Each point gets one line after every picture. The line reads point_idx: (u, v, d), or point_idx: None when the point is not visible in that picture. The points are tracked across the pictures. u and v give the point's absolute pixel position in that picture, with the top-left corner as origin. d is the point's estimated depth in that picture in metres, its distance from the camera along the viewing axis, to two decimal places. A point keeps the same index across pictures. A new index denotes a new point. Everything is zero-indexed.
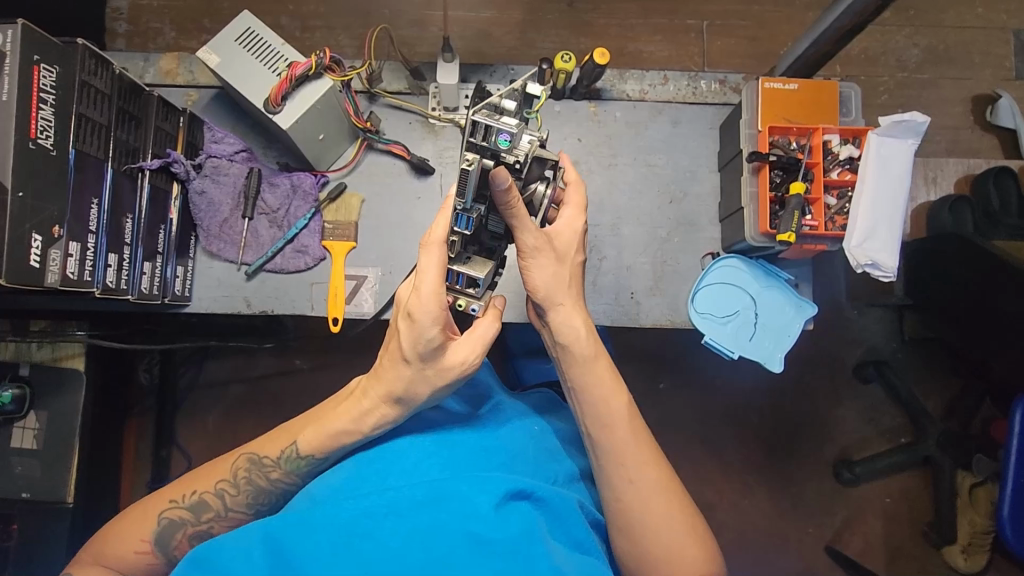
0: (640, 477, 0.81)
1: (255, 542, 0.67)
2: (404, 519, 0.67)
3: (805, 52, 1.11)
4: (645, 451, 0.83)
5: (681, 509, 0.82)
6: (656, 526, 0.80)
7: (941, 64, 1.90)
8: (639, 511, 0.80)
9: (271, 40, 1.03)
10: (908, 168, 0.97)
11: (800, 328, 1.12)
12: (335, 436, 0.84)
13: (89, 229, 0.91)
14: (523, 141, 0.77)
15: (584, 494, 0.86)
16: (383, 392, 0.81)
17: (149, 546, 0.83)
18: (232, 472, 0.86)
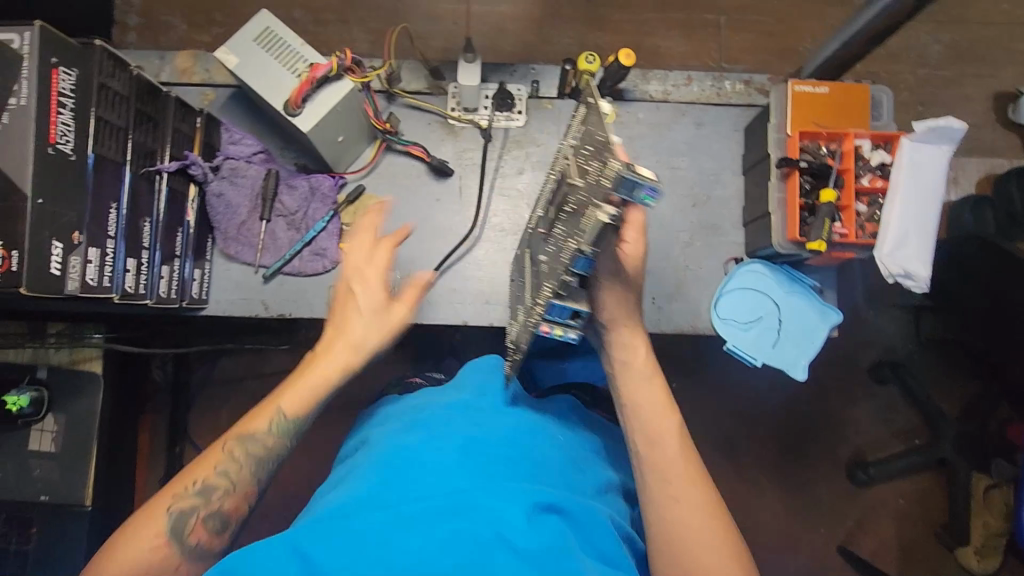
0: (676, 488, 0.81)
1: (278, 550, 0.64)
2: (431, 531, 0.64)
3: (835, 53, 1.08)
4: (686, 464, 0.83)
5: (727, 532, 0.79)
6: (686, 536, 0.78)
7: (964, 61, 1.86)
8: (683, 529, 0.78)
9: (290, 40, 1.02)
10: (941, 174, 0.95)
11: (825, 334, 1.09)
12: (315, 391, 0.90)
13: (108, 234, 0.90)
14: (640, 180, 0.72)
15: (614, 507, 0.82)
16: (351, 349, 0.91)
17: (165, 542, 0.77)
18: (226, 454, 0.85)
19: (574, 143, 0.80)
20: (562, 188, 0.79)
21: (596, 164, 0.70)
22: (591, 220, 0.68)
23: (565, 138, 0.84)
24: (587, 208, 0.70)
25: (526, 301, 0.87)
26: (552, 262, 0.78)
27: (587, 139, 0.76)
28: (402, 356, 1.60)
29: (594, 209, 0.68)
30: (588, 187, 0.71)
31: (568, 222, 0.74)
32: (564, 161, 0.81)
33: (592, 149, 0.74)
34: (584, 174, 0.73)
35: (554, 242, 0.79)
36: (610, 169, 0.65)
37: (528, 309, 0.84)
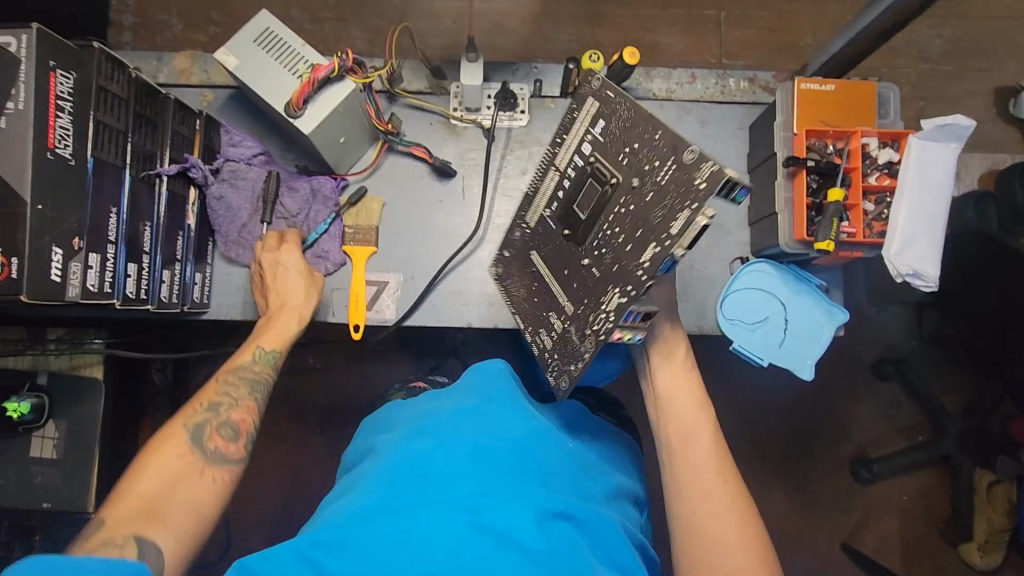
0: (700, 476, 0.85)
1: (288, 560, 0.63)
2: (444, 538, 0.63)
3: (841, 50, 1.07)
4: (711, 454, 0.87)
5: (753, 533, 0.79)
6: (709, 516, 0.80)
7: (966, 56, 1.85)
8: (705, 522, 0.80)
9: (290, 40, 1.00)
10: (950, 172, 0.94)
11: (832, 333, 1.08)
12: (289, 329, 1.03)
13: (109, 239, 0.89)
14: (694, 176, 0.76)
15: (624, 514, 0.81)
16: (294, 316, 1.03)
17: (189, 449, 0.84)
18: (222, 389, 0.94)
19: (615, 142, 0.83)
20: (613, 188, 0.82)
21: (674, 165, 0.75)
22: (684, 219, 0.73)
23: (595, 135, 0.85)
24: (669, 209, 0.75)
25: (579, 309, 0.86)
26: (621, 265, 0.80)
27: (635, 137, 0.80)
28: (404, 357, 1.60)
29: (685, 208, 0.73)
30: (665, 187, 0.75)
31: (641, 222, 0.78)
32: (607, 159, 0.84)
33: (655, 148, 0.78)
34: (652, 173, 0.78)
35: (618, 244, 0.81)
36: (707, 167, 0.71)
37: (589, 317, 0.83)
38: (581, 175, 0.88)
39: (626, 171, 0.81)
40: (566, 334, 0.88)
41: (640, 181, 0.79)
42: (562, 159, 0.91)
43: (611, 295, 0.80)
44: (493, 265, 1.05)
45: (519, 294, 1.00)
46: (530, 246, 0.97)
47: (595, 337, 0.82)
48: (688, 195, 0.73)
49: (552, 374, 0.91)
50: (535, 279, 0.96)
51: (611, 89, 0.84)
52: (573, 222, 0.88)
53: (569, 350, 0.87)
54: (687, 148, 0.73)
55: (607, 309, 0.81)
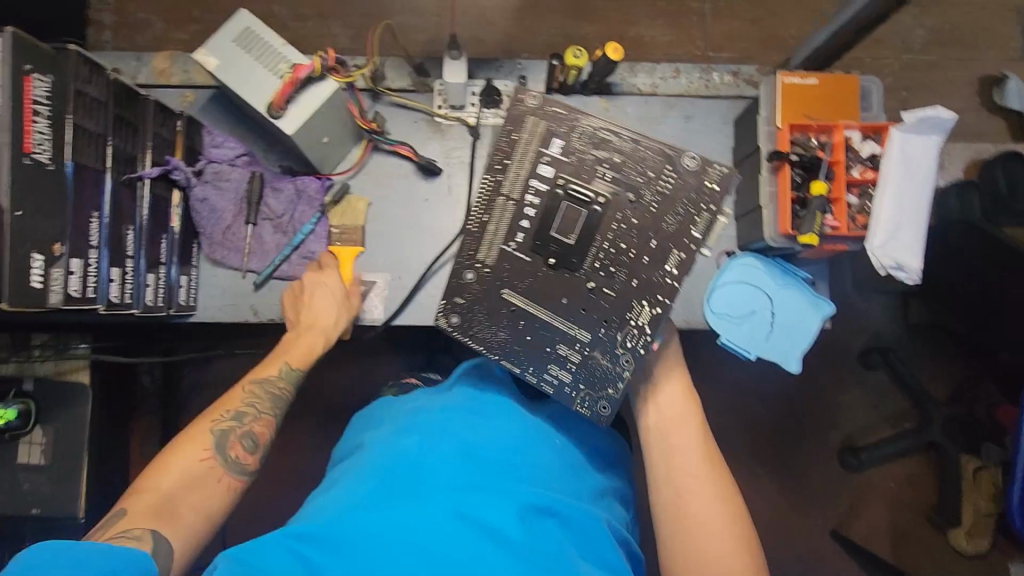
0: (688, 488, 0.82)
1: (271, 550, 0.62)
2: (429, 532, 0.63)
3: (822, 43, 1.07)
4: (702, 463, 0.84)
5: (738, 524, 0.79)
6: (696, 533, 0.78)
7: (948, 45, 1.87)
8: (693, 516, 0.80)
9: (271, 40, 0.99)
10: (932, 165, 0.94)
11: (818, 326, 1.10)
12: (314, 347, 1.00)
13: (90, 243, 0.88)
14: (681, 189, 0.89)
15: (609, 512, 0.82)
16: (322, 335, 1.01)
17: (210, 455, 0.84)
18: (246, 400, 0.93)
19: (585, 162, 0.89)
20: (600, 205, 0.88)
21: (672, 176, 0.88)
22: (704, 221, 0.88)
23: (554, 155, 0.89)
24: (679, 213, 0.88)
25: (603, 333, 0.89)
26: (641, 277, 0.88)
27: (609, 154, 0.89)
28: (393, 355, 1.59)
29: (704, 210, 0.88)
30: (671, 196, 0.88)
31: (652, 230, 0.88)
32: (581, 177, 0.89)
33: (642, 163, 0.88)
34: (644, 186, 0.88)
35: (628, 258, 0.89)
36: (713, 173, 0.88)
37: (618, 335, 0.89)
38: (548, 199, 0.89)
39: (607, 187, 0.89)
40: (592, 360, 0.89)
41: (635, 194, 0.88)
42: (510, 185, 0.89)
43: (640, 308, 0.89)
44: (441, 318, 0.90)
45: (497, 338, 0.90)
46: (501, 284, 0.90)
47: (633, 352, 0.89)
48: (700, 199, 0.88)
49: (581, 407, 0.89)
50: (523, 318, 0.90)
51: (558, 107, 0.90)
52: (558, 246, 0.88)
53: (599, 378, 0.89)
54: (683, 160, 0.88)
55: (638, 322, 0.89)
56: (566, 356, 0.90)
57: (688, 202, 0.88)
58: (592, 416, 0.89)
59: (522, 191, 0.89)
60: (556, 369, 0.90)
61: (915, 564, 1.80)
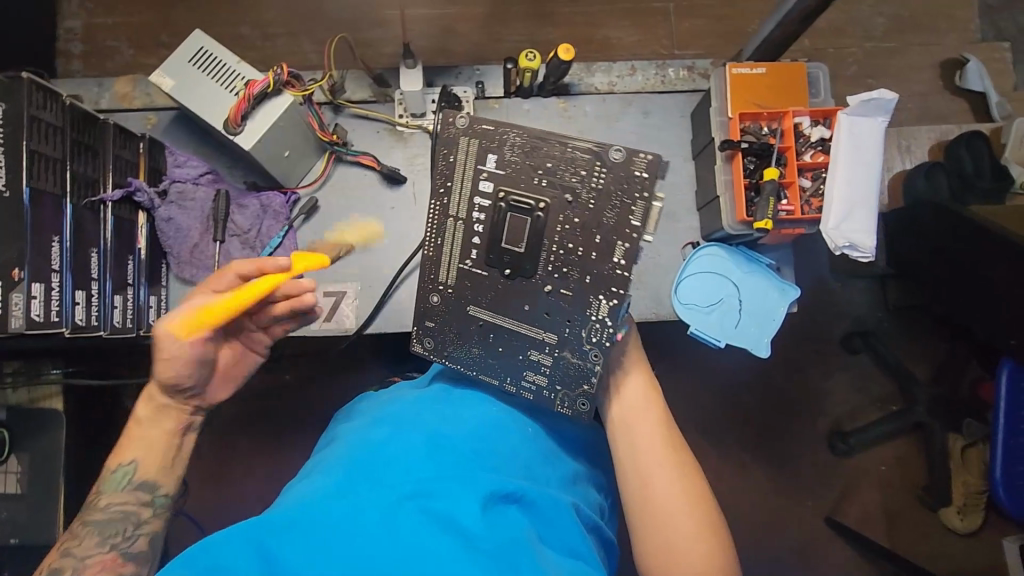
0: (654, 477, 0.82)
1: (233, 539, 0.63)
2: (390, 522, 0.64)
3: (770, 34, 1.09)
4: (667, 452, 0.85)
5: (704, 511, 0.80)
6: (663, 522, 0.79)
7: (908, 31, 1.90)
8: (660, 505, 0.80)
9: (226, 59, 1.01)
10: (880, 147, 0.96)
11: (785, 311, 1.11)
12: (144, 437, 0.89)
13: (52, 267, 0.88)
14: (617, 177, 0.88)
15: (581, 497, 0.83)
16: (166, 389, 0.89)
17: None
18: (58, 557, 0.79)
19: (522, 171, 0.89)
20: (541, 211, 0.88)
21: (604, 172, 0.88)
22: (642, 209, 0.87)
23: (491, 170, 0.89)
24: (617, 205, 0.88)
25: (567, 332, 0.90)
26: (593, 273, 0.89)
27: (541, 160, 0.89)
28: (377, 367, 1.59)
29: (638, 198, 0.87)
30: (606, 190, 0.88)
31: (594, 227, 0.88)
32: (519, 187, 0.89)
33: (573, 164, 0.88)
34: (579, 186, 0.88)
35: (577, 256, 0.89)
36: (640, 160, 0.87)
37: (583, 332, 0.90)
38: (493, 213, 0.89)
39: (545, 192, 0.89)
40: (565, 358, 0.90)
41: (573, 194, 0.88)
42: (456, 207, 0.91)
43: (598, 303, 0.89)
44: (416, 343, 0.93)
45: (472, 355, 0.92)
46: (466, 300, 0.92)
47: (599, 346, 0.89)
48: (633, 189, 0.88)
49: (562, 406, 0.90)
50: (492, 331, 0.92)
51: (486, 124, 0.90)
52: (511, 257, 0.89)
53: (574, 378, 0.90)
54: (609, 153, 0.87)
55: (599, 316, 0.89)
56: (540, 360, 0.91)
57: (623, 193, 0.88)
58: (575, 414, 0.90)
59: (467, 212, 0.90)
60: (533, 375, 0.91)
61: (909, 546, 1.81)
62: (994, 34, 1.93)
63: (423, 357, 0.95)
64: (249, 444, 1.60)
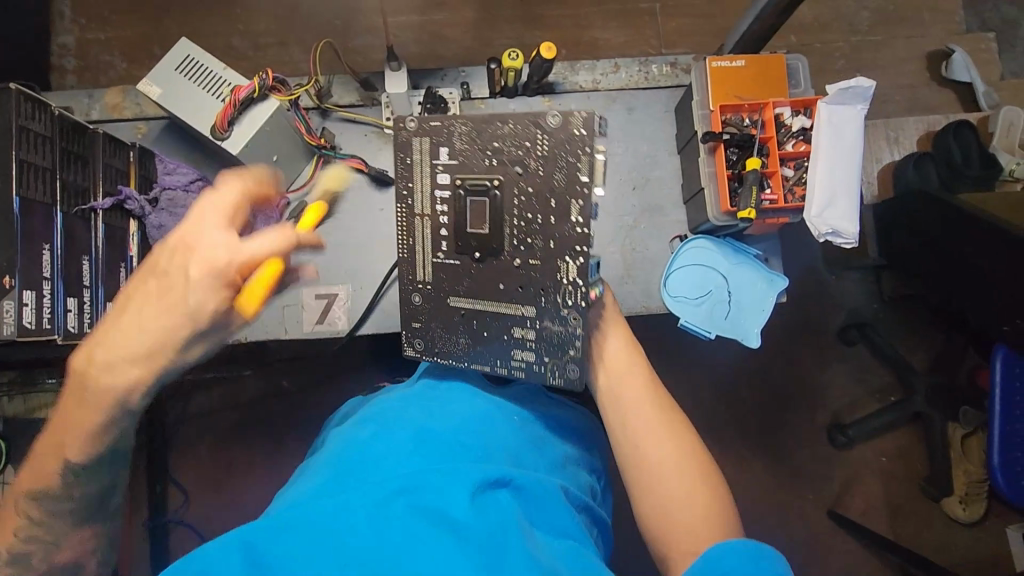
0: (644, 439, 0.84)
1: (223, 545, 0.62)
2: (379, 516, 0.64)
3: (749, 28, 1.11)
4: (654, 412, 0.86)
5: (697, 461, 0.81)
6: (655, 486, 0.79)
7: (893, 25, 1.92)
8: (652, 462, 0.81)
9: (211, 65, 1.03)
10: (860, 133, 0.97)
11: (774, 301, 1.11)
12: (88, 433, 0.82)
13: (44, 276, 0.89)
14: (558, 134, 0.84)
15: (572, 480, 0.83)
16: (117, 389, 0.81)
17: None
18: (20, 517, 0.86)
19: (472, 156, 0.88)
20: (497, 188, 0.87)
21: (546, 135, 0.85)
22: (588, 163, 0.84)
23: (445, 163, 0.90)
24: (565, 165, 0.85)
25: (543, 303, 0.89)
26: (556, 237, 0.87)
27: (488, 141, 0.87)
28: (375, 371, 1.60)
29: (583, 154, 0.84)
30: (552, 153, 0.85)
31: (547, 191, 0.86)
32: (472, 172, 0.89)
33: (515, 137, 0.86)
34: (527, 156, 0.86)
35: (538, 224, 0.87)
36: (577, 119, 0.83)
37: (557, 298, 0.88)
38: (454, 202, 0.90)
39: (497, 168, 0.88)
40: (545, 330, 0.90)
41: (521, 166, 0.86)
42: (420, 203, 0.92)
43: (566, 265, 0.87)
44: (407, 346, 0.96)
45: (460, 346, 0.94)
46: (447, 292, 0.94)
47: (576, 308, 0.88)
48: (577, 146, 0.84)
49: (554, 378, 0.91)
50: (474, 318, 0.93)
51: (432, 120, 0.89)
52: (477, 240, 0.90)
53: (558, 342, 0.89)
54: (546, 117, 0.84)
55: (569, 279, 0.88)
56: (522, 337, 0.91)
57: (567, 152, 0.85)
58: (567, 382, 0.90)
59: (432, 207, 0.92)
60: (522, 351, 0.92)
61: (913, 536, 1.80)
62: (979, 25, 1.94)
63: (417, 359, 0.98)
64: (251, 452, 1.61)
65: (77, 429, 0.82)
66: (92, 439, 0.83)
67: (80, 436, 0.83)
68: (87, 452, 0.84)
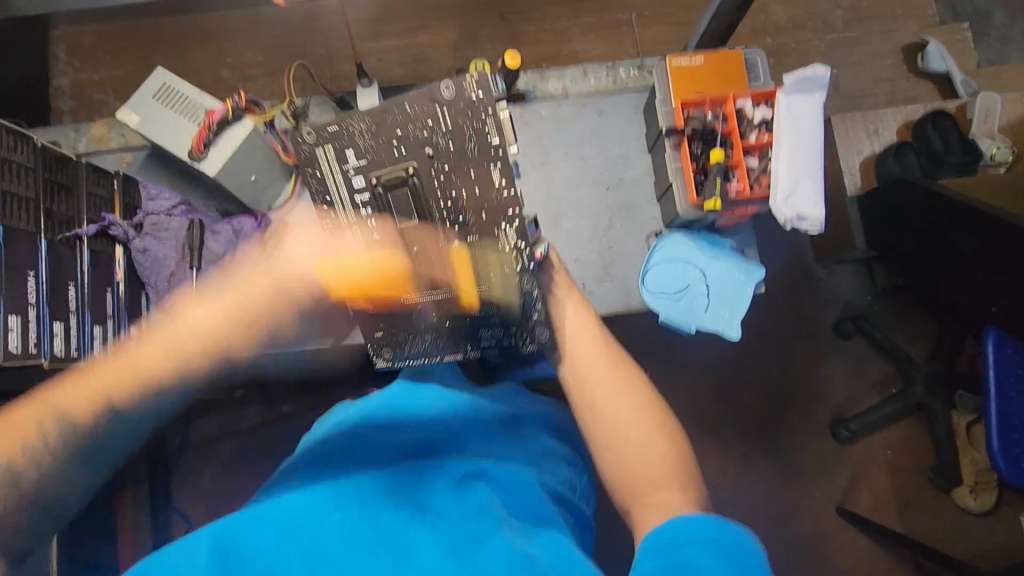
0: (607, 406, 0.84)
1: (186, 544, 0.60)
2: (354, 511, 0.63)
3: (709, 26, 1.14)
4: (613, 373, 0.87)
5: (659, 420, 0.82)
6: (614, 435, 0.81)
7: (867, 21, 1.92)
8: (621, 426, 0.81)
9: (187, 91, 1.10)
10: (819, 121, 1.02)
11: (752, 291, 1.12)
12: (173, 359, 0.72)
13: (29, 301, 0.92)
14: (451, 89, 0.87)
15: (550, 471, 0.82)
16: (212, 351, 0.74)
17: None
18: (38, 434, 0.67)
19: (380, 150, 0.89)
20: (414, 174, 0.89)
21: (446, 108, 0.88)
22: (494, 123, 0.88)
23: (356, 164, 0.89)
24: (472, 129, 0.88)
25: (494, 274, 0.92)
26: (487, 207, 0.91)
27: (392, 130, 0.89)
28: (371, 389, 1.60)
29: (487, 116, 0.88)
30: (458, 126, 0.88)
31: (465, 163, 0.90)
32: (385, 166, 0.89)
33: (417, 118, 0.88)
34: (433, 135, 0.88)
35: (466, 199, 0.91)
36: (470, 84, 0.87)
37: (507, 268, 0.91)
38: (376, 201, 0.89)
39: (407, 155, 0.89)
40: (505, 303, 0.93)
41: (432, 147, 0.89)
42: (343, 215, 0.90)
43: (505, 232, 0.92)
44: (377, 358, 0.97)
45: (427, 343, 0.96)
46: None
47: (527, 271, 0.92)
48: (478, 112, 0.88)
49: (526, 344, 0.96)
50: (433, 313, 0.94)
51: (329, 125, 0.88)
52: (414, 235, 0.91)
53: (518, 314, 0.94)
54: (441, 91, 0.87)
55: (512, 245, 0.92)
56: (426, 303, 0.91)
57: (472, 120, 0.88)
58: (541, 345, 0.95)
59: (357, 214, 0.90)
60: (489, 330, 0.96)
61: (926, 530, 1.75)
62: (952, 17, 1.95)
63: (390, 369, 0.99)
64: (252, 475, 1.62)
65: (146, 371, 0.71)
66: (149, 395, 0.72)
67: (139, 386, 0.71)
68: (142, 401, 0.72)
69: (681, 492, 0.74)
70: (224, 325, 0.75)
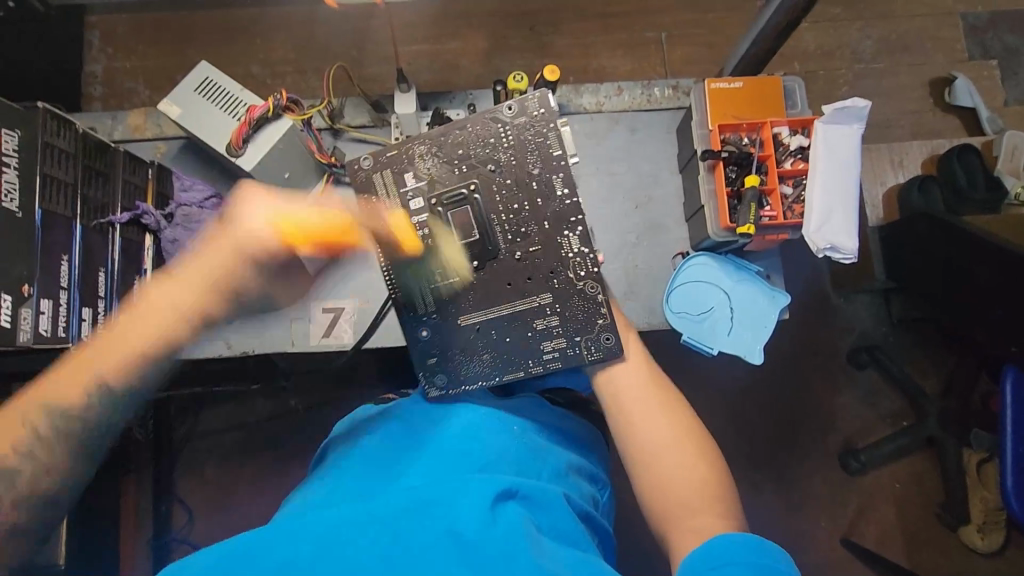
0: (647, 432, 0.84)
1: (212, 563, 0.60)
2: (388, 530, 0.62)
3: (747, 51, 1.14)
4: (653, 396, 0.87)
5: (699, 449, 0.82)
6: (648, 464, 0.81)
7: (897, 52, 1.92)
8: (662, 458, 0.81)
9: (229, 87, 1.11)
10: (855, 150, 1.02)
11: (777, 317, 1.12)
12: (132, 357, 0.77)
13: (61, 285, 0.93)
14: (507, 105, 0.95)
15: (575, 489, 0.81)
16: (132, 338, 0.78)
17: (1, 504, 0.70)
18: (27, 426, 0.72)
19: (442, 168, 0.96)
20: (476, 190, 0.95)
21: (508, 126, 0.95)
22: (555, 136, 0.95)
23: (415, 186, 0.96)
24: (530, 144, 0.95)
25: (557, 280, 0.95)
26: (548, 216, 0.95)
27: (455, 150, 0.96)
28: (382, 391, 1.60)
29: (550, 128, 0.95)
30: (519, 141, 0.95)
31: (525, 176, 0.95)
32: (446, 188, 0.95)
33: (477, 139, 0.95)
34: (496, 150, 0.95)
35: (526, 211, 0.95)
36: (532, 102, 0.95)
37: (570, 273, 0.95)
38: (435, 218, 0.95)
39: (470, 172, 0.96)
40: (567, 311, 0.95)
41: (494, 165, 0.95)
42: (402, 234, 0.96)
43: (567, 239, 0.95)
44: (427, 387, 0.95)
45: (484, 360, 0.96)
46: (455, 313, 0.96)
47: (589, 274, 0.95)
48: (545, 130, 0.95)
49: (590, 354, 0.93)
50: (492, 326, 0.96)
51: (391, 152, 0.96)
52: (472, 247, 0.95)
53: (582, 321, 0.94)
54: (502, 111, 0.95)
55: (573, 250, 0.95)
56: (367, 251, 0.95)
57: (533, 131, 0.95)
58: (608, 353, 0.92)
59: (416, 232, 0.96)
60: (551, 341, 0.95)
61: (930, 566, 1.73)
62: (981, 53, 1.93)
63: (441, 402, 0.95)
64: (255, 467, 1.61)
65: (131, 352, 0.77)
66: (143, 375, 0.79)
67: (119, 368, 0.77)
68: (133, 379, 0.78)
69: (721, 519, 0.75)
70: (189, 296, 0.81)
